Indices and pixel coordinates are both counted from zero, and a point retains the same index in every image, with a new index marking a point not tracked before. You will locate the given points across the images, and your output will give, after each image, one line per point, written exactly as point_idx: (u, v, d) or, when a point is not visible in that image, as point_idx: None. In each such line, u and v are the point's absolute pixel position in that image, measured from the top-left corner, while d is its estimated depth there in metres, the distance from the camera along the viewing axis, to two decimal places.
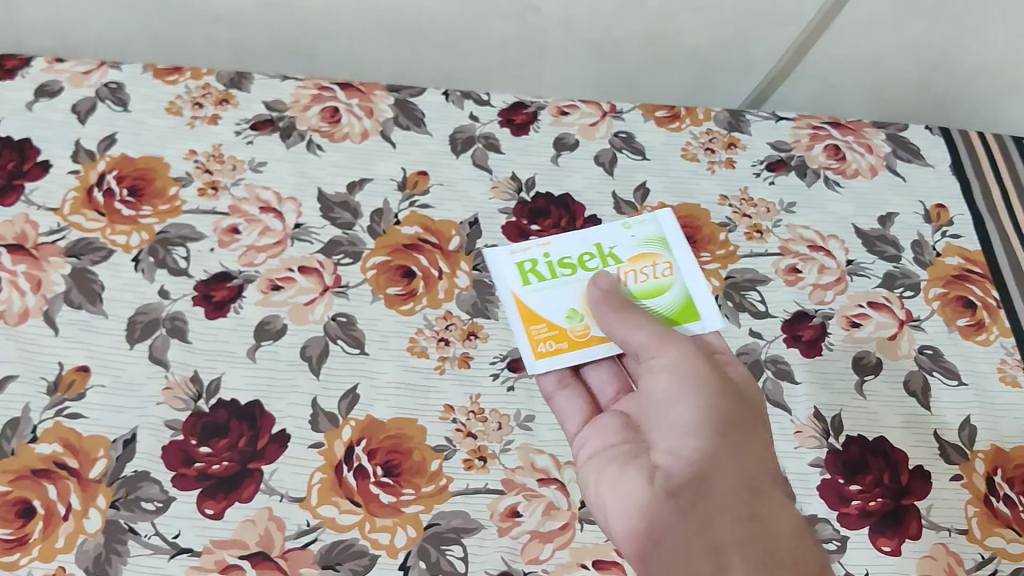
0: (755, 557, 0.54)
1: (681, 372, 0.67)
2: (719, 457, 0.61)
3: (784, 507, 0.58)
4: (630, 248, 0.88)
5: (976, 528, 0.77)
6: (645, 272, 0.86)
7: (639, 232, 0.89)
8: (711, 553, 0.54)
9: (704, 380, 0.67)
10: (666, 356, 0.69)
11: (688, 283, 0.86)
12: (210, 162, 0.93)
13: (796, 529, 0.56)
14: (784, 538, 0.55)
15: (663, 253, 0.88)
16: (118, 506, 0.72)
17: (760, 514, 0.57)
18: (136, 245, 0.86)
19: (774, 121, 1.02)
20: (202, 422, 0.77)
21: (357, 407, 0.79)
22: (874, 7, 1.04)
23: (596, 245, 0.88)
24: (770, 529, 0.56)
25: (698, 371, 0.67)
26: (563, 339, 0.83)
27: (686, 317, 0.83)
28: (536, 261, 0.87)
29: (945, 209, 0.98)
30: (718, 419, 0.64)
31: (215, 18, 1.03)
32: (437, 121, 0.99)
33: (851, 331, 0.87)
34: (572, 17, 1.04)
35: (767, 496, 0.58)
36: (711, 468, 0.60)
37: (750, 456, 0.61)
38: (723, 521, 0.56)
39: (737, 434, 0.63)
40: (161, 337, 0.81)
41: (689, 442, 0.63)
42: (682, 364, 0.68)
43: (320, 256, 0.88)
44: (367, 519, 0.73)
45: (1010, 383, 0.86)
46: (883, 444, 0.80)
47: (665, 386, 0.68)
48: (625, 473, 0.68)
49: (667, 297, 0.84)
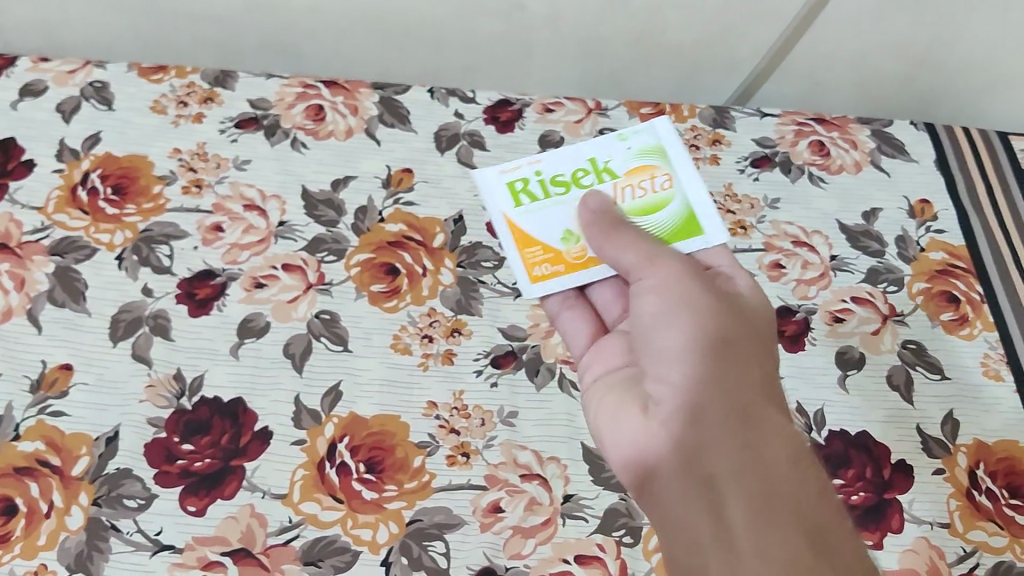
0: (749, 489, 0.56)
1: (672, 295, 0.66)
2: (712, 385, 0.61)
3: (780, 428, 0.60)
4: (626, 160, 0.84)
5: (958, 521, 0.77)
6: (643, 184, 0.82)
7: (635, 143, 0.86)
8: (707, 485, 0.57)
9: (697, 303, 0.65)
10: (654, 277, 0.68)
11: (689, 198, 0.82)
12: (194, 161, 0.93)
13: (792, 453, 0.58)
14: (779, 464, 0.57)
15: (661, 164, 0.84)
16: (100, 503, 0.72)
17: (754, 440, 0.58)
18: (120, 243, 0.86)
19: (758, 118, 1.02)
20: (184, 420, 0.77)
21: (340, 404, 0.79)
22: (859, 4, 1.04)
23: (590, 159, 0.84)
24: (765, 457, 0.58)
25: (689, 291, 0.66)
26: (559, 262, 0.79)
27: (686, 232, 0.80)
28: (527, 180, 0.83)
29: (929, 204, 0.98)
30: (712, 342, 0.63)
31: (201, 17, 1.03)
32: (422, 119, 0.99)
33: (835, 326, 0.87)
34: (558, 15, 1.04)
35: (759, 416, 0.60)
36: (705, 396, 0.60)
37: (741, 380, 0.61)
38: (717, 451, 0.58)
39: (729, 356, 0.62)
40: (144, 335, 0.81)
41: (680, 366, 0.63)
42: (670, 285, 0.67)
43: (304, 254, 0.88)
44: (350, 515, 0.73)
45: (993, 377, 0.86)
46: (865, 439, 0.80)
47: (655, 310, 0.66)
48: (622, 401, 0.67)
49: (665, 212, 0.81)
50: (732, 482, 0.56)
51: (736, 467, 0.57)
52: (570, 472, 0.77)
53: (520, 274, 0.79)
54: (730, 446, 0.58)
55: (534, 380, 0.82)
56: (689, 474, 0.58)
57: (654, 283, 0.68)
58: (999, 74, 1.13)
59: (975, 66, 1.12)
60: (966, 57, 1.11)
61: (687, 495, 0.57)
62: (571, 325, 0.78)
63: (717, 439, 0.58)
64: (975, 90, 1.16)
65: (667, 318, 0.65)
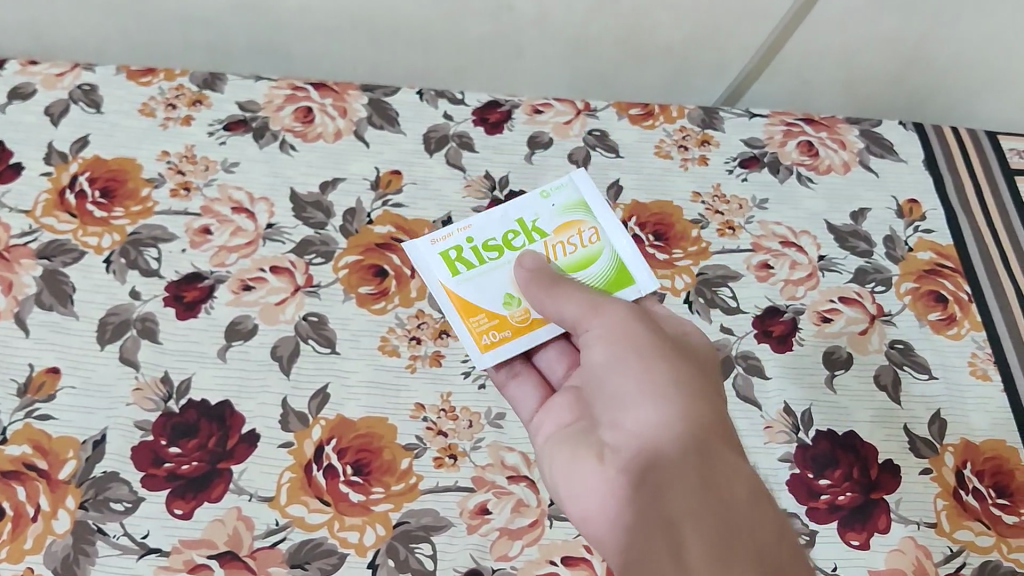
0: (708, 529, 0.54)
1: (618, 341, 0.66)
2: (669, 428, 0.61)
3: (738, 464, 0.59)
4: (553, 219, 0.83)
5: (945, 521, 0.77)
6: (573, 240, 0.81)
7: (557, 201, 0.84)
8: (666, 529, 0.55)
9: (645, 348, 0.65)
10: (601, 325, 0.67)
11: (618, 248, 0.82)
12: (182, 163, 0.93)
13: (751, 490, 0.57)
14: (738, 501, 0.56)
15: (588, 219, 0.83)
16: (87, 506, 0.72)
17: (712, 479, 0.57)
18: (108, 246, 0.86)
19: (747, 118, 1.02)
20: (172, 423, 0.77)
21: (327, 407, 0.79)
22: (848, 4, 1.04)
23: (517, 219, 0.82)
24: (724, 494, 0.56)
25: (637, 335, 0.66)
26: (508, 329, 0.77)
27: (622, 282, 0.80)
28: (459, 248, 0.81)
29: (917, 204, 0.98)
30: (662, 387, 0.63)
31: (189, 19, 1.03)
32: (412, 120, 0.99)
33: (822, 327, 0.87)
34: (547, 16, 1.04)
35: (716, 453, 0.59)
36: (662, 439, 0.60)
37: (699, 421, 0.61)
38: (677, 493, 0.57)
39: (683, 399, 0.62)
40: (131, 338, 0.81)
41: (635, 412, 0.63)
42: (617, 332, 0.66)
43: (292, 256, 0.88)
44: (336, 518, 0.73)
45: (981, 376, 0.86)
46: (853, 439, 0.80)
47: (604, 357, 0.66)
48: (579, 453, 0.66)
49: (601, 265, 0.80)
50: (689, 523, 0.55)
51: (693, 509, 0.56)
52: None
53: (472, 346, 0.77)
54: (688, 488, 0.57)
55: None
56: (650, 518, 0.57)
57: (598, 331, 0.67)
58: (988, 73, 1.14)
59: (964, 66, 1.12)
60: (955, 57, 1.11)
61: (648, 541, 0.56)
62: (518, 383, 0.76)
63: (677, 481, 0.58)
64: (964, 90, 1.16)
65: (617, 365, 0.65)
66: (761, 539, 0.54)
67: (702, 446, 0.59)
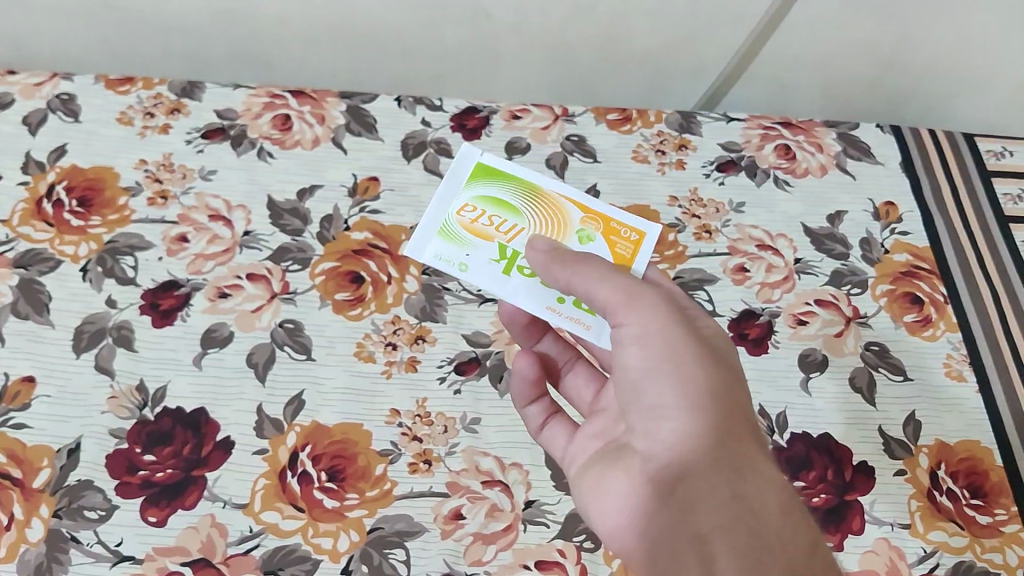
0: (737, 542, 0.56)
1: (654, 343, 0.63)
2: (700, 441, 0.60)
3: (768, 477, 0.59)
4: (477, 243, 0.74)
5: (919, 522, 0.77)
6: (486, 219, 0.75)
7: (457, 249, 0.74)
8: (696, 548, 0.56)
9: (679, 353, 0.62)
10: (634, 324, 0.63)
11: (460, 183, 0.78)
12: (160, 172, 0.93)
13: (783, 504, 0.58)
14: (772, 519, 0.57)
15: (453, 217, 0.76)
16: (61, 515, 0.72)
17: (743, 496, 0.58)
18: (84, 255, 0.86)
19: (725, 122, 1.03)
20: (147, 431, 0.77)
21: (302, 413, 0.79)
22: (823, 8, 1.05)
23: (497, 277, 0.72)
24: (754, 507, 0.58)
25: (672, 339, 0.62)
26: (599, 216, 0.77)
27: (488, 166, 0.79)
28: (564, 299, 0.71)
29: (894, 207, 0.99)
30: (694, 398, 0.61)
31: (168, 29, 1.04)
32: (390, 128, 0.99)
33: (798, 329, 0.87)
34: (524, 22, 1.04)
35: (747, 467, 0.59)
36: (693, 451, 0.60)
37: (730, 434, 0.60)
38: (704, 505, 0.58)
39: (715, 410, 0.61)
40: (107, 346, 0.81)
41: (667, 421, 0.62)
42: (650, 336, 0.63)
43: (269, 263, 0.88)
44: (311, 524, 0.73)
45: (956, 377, 0.86)
46: (827, 441, 0.81)
47: (638, 358, 0.63)
48: (612, 464, 0.67)
49: (484, 184, 0.78)
50: (717, 539, 0.56)
51: (721, 525, 0.57)
52: (532, 478, 0.78)
53: (642, 253, 0.75)
54: (717, 503, 0.58)
55: (498, 386, 0.83)
56: (676, 535, 0.58)
57: (631, 329, 0.63)
58: (964, 76, 1.14)
59: (941, 68, 1.13)
60: (931, 60, 1.12)
61: (674, 554, 0.57)
62: (550, 427, 0.75)
63: (707, 496, 0.58)
64: (941, 93, 1.17)
65: (652, 368, 0.63)
66: (795, 558, 0.55)
67: (734, 457, 0.59)
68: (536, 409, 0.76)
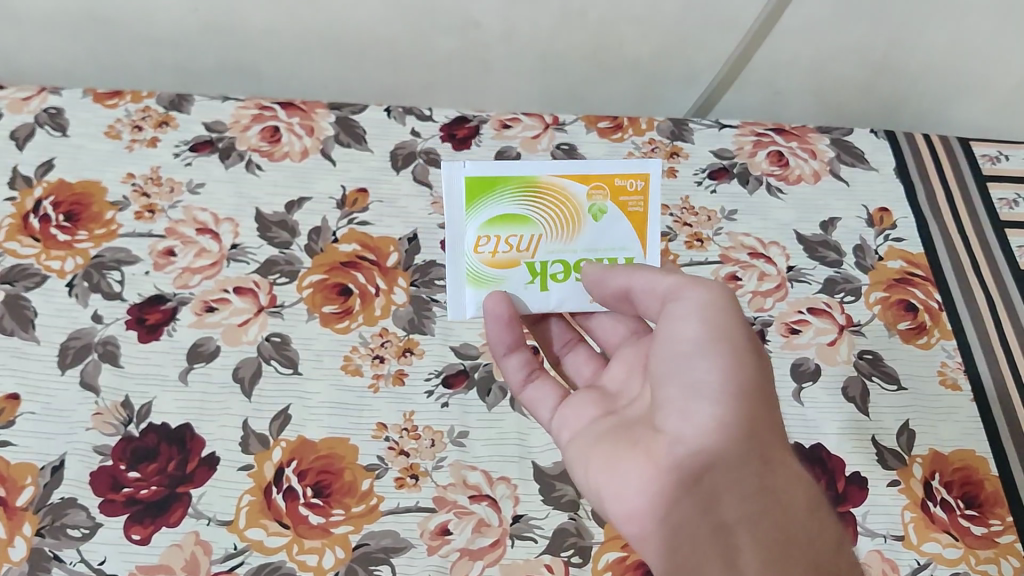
0: (762, 537, 0.55)
1: (713, 322, 0.56)
2: (737, 431, 0.55)
3: (793, 472, 0.57)
4: None
5: (912, 534, 0.76)
6: None
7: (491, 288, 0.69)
8: (722, 542, 0.55)
9: (732, 336, 0.56)
10: (691, 300, 0.57)
11: None
12: (147, 186, 0.92)
13: (808, 501, 0.57)
14: (798, 515, 0.57)
15: None
16: (43, 534, 0.71)
17: (771, 488, 0.56)
18: (71, 270, 0.85)
19: (717, 129, 1.02)
20: (131, 447, 0.76)
21: (289, 428, 0.78)
22: (814, 13, 1.04)
23: None
24: (780, 501, 0.56)
25: (731, 325, 0.57)
26: None
27: None
28: None
29: (888, 213, 0.98)
30: (738, 386, 0.56)
31: (157, 41, 1.03)
32: (379, 138, 0.99)
33: (790, 338, 0.86)
34: (514, 32, 1.04)
35: (777, 459, 0.57)
36: (731, 440, 0.55)
37: (766, 429, 0.56)
38: (731, 499, 0.55)
39: (755, 400, 0.56)
40: (92, 362, 0.80)
41: (704, 406, 0.55)
42: (709, 314, 0.57)
43: (256, 276, 0.87)
44: (295, 541, 0.73)
45: (951, 385, 0.85)
46: (819, 452, 0.79)
47: (689, 336, 0.57)
48: (622, 442, 0.60)
49: None
50: (741, 533, 0.55)
51: (746, 519, 0.55)
52: (520, 492, 0.77)
53: None
54: (745, 497, 0.56)
55: (485, 399, 0.82)
56: (696, 527, 0.55)
57: (690, 304, 0.57)
58: (958, 77, 1.14)
59: (935, 71, 1.12)
60: (925, 62, 1.11)
61: (699, 551, 0.54)
62: (535, 384, 0.69)
63: (735, 490, 0.55)
64: (935, 95, 1.16)
65: (704, 347, 0.56)
66: (820, 556, 0.55)
67: (770, 452, 0.56)
68: (516, 359, 0.69)
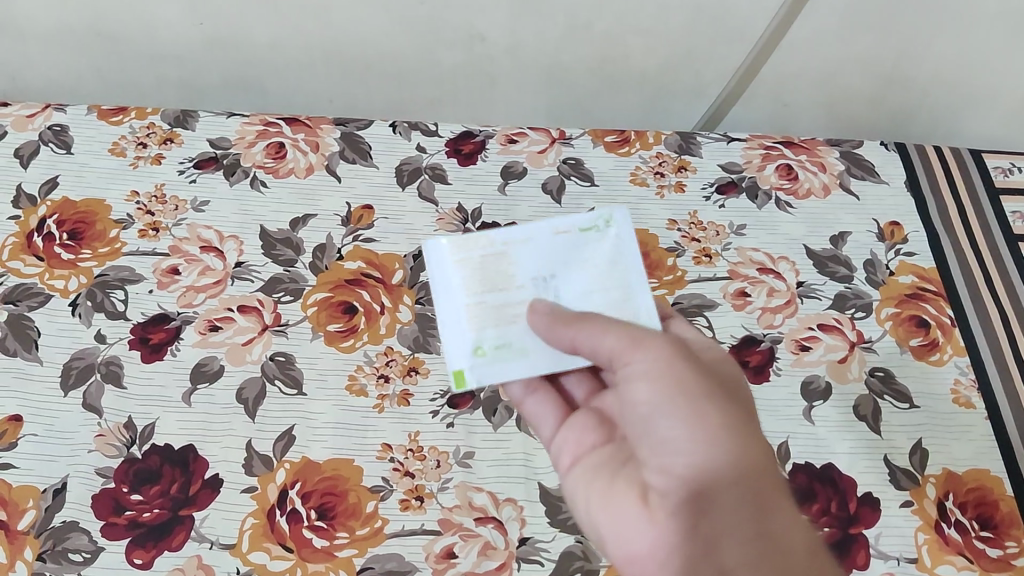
0: None
1: (667, 378, 0.55)
2: (718, 476, 0.52)
3: (791, 516, 0.54)
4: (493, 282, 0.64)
5: (926, 556, 0.74)
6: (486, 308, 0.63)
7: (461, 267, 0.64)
8: None
9: (694, 389, 0.54)
10: (644, 359, 0.56)
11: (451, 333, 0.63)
12: (152, 204, 0.92)
13: (807, 543, 0.53)
14: (799, 558, 0.52)
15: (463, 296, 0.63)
16: (45, 558, 0.70)
17: (772, 534, 0.53)
18: (74, 289, 0.85)
19: (725, 142, 1.02)
20: (134, 469, 0.75)
21: (292, 449, 0.77)
22: (821, 24, 1.03)
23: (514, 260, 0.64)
24: (779, 545, 0.52)
25: (683, 377, 0.55)
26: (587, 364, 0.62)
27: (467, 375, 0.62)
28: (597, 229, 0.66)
29: (899, 227, 0.97)
30: (709, 433, 0.53)
31: (162, 57, 1.03)
32: (384, 154, 0.98)
33: (800, 356, 0.85)
34: (520, 45, 1.03)
35: (772, 505, 0.53)
36: (714, 489, 0.52)
37: (751, 469, 0.53)
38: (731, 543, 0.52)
39: (732, 448, 0.53)
40: (95, 383, 0.79)
41: (678, 459, 0.54)
42: (663, 369, 0.55)
43: (260, 295, 0.87)
44: (299, 565, 0.72)
45: (964, 404, 0.84)
46: (830, 472, 0.78)
47: (646, 398, 0.55)
48: (617, 480, 0.58)
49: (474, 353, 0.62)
50: None
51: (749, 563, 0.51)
52: (526, 514, 0.76)
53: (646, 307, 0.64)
54: (745, 540, 0.52)
55: (491, 418, 0.81)
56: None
57: (640, 369, 0.55)
58: (967, 88, 1.13)
59: (944, 83, 1.12)
60: (934, 74, 1.10)
61: None
62: (536, 397, 0.66)
63: (735, 535, 0.52)
64: (947, 107, 1.15)
65: (664, 406, 0.54)
66: None
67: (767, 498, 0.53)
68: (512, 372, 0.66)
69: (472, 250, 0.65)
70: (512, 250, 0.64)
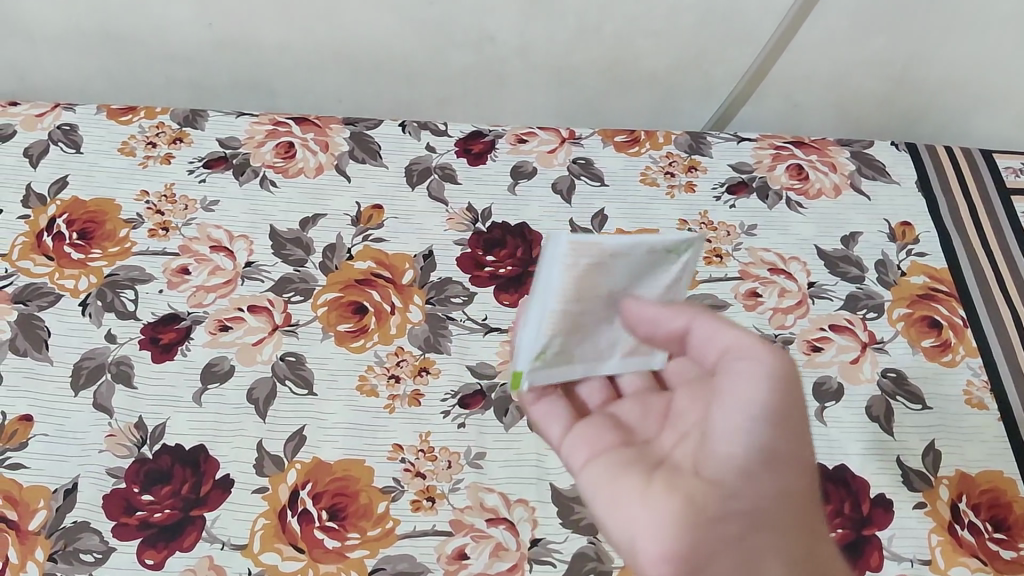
0: None
1: (781, 387, 0.54)
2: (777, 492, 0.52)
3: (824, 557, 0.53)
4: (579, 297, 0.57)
5: (940, 558, 0.74)
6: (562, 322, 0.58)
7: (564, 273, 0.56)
8: None
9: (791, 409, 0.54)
10: (754, 361, 0.54)
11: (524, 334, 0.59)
12: (162, 203, 0.92)
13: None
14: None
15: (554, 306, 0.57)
16: (56, 558, 0.70)
17: (813, 559, 0.52)
18: (84, 289, 0.85)
19: (736, 142, 1.02)
20: (145, 469, 0.75)
21: (303, 450, 0.77)
22: (831, 25, 1.04)
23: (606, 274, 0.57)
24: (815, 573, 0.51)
25: (788, 394, 0.54)
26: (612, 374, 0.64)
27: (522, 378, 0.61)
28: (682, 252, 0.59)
29: (911, 227, 0.96)
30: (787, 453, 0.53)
31: (172, 58, 1.03)
32: (394, 154, 0.98)
33: (812, 356, 0.85)
34: (530, 46, 1.03)
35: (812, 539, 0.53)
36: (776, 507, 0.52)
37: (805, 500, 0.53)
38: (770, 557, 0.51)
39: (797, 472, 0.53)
40: (106, 382, 0.79)
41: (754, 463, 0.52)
42: (774, 378, 0.54)
43: (271, 294, 0.86)
44: (310, 565, 0.72)
45: (977, 405, 0.84)
46: (843, 473, 0.78)
47: (752, 398, 0.53)
48: (655, 474, 0.55)
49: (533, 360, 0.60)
50: None
51: None
52: (538, 515, 0.76)
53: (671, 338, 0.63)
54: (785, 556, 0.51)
55: (503, 419, 0.81)
56: None
57: (757, 367, 0.54)
58: (978, 88, 1.13)
59: (955, 83, 1.11)
60: (945, 74, 1.10)
61: None
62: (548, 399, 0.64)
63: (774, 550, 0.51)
64: (957, 108, 1.15)
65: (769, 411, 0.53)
66: None
67: (810, 523, 0.54)
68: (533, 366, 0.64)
69: (588, 255, 0.55)
70: (613, 262, 0.56)
